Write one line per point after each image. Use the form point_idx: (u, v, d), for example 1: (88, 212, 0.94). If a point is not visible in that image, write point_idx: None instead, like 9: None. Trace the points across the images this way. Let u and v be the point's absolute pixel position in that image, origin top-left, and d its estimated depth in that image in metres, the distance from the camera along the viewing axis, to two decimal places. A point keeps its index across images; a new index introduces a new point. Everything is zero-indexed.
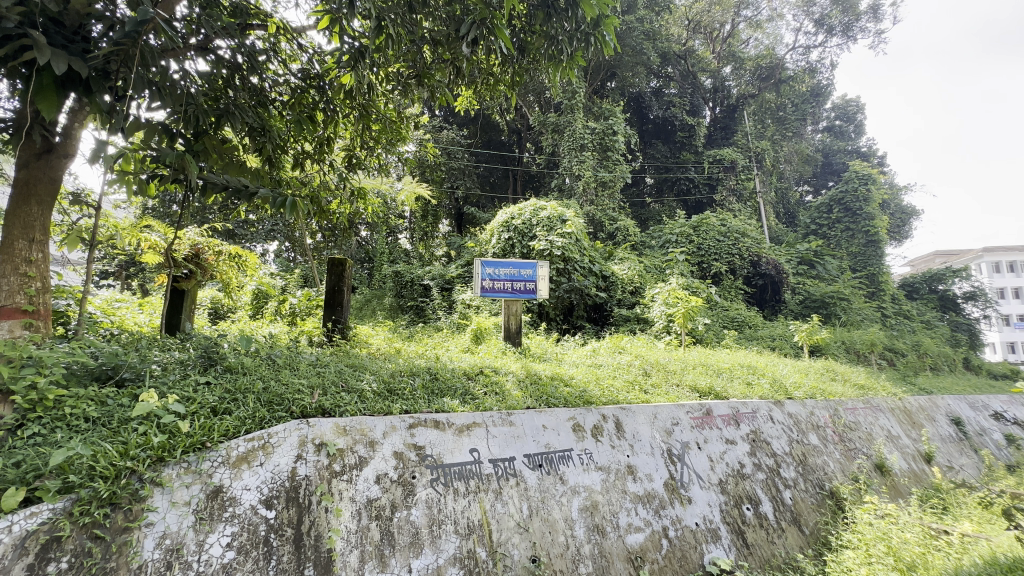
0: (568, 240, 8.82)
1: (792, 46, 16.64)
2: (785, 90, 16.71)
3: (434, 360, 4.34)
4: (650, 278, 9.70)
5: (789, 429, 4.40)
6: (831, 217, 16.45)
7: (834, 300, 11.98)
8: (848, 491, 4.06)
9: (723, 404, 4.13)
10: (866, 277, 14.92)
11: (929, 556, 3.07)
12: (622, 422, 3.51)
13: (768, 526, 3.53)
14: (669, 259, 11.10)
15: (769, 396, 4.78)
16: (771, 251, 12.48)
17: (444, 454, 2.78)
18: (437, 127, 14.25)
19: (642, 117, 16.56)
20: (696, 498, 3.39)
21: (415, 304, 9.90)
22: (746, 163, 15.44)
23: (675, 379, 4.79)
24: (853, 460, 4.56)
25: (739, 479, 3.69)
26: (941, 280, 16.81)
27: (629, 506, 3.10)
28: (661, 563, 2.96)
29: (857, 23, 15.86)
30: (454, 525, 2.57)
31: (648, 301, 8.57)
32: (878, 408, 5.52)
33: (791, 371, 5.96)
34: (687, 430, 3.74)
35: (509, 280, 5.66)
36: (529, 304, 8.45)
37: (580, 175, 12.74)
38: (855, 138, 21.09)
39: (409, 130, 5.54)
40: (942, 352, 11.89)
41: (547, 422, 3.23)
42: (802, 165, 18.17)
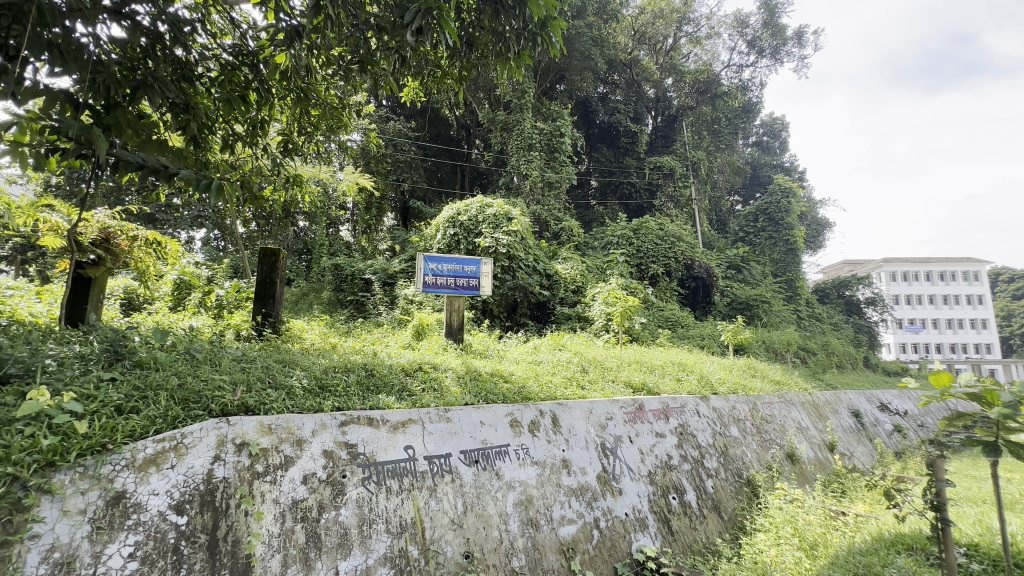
0: (513, 238, 8.87)
1: (727, 63, 17.72)
2: (720, 104, 17.74)
3: (372, 356, 4.21)
4: (592, 278, 10.00)
5: (713, 423, 4.68)
6: (757, 226, 17.68)
7: (757, 302, 12.88)
8: (762, 478, 4.40)
9: (655, 400, 4.33)
10: (785, 282, 16.21)
11: (828, 536, 3.40)
12: (558, 417, 3.59)
13: (692, 514, 3.75)
14: (610, 259, 11.47)
15: (696, 391, 5.07)
16: (703, 256, 13.24)
17: (377, 452, 2.71)
18: (383, 118, 13.85)
19: (588, 121, 16.98)
20: (626, 490, 3.53)
21: (355, 298, 9.58)
22: (684, 171, 16.32)
23: (611, 375, 4.97)
24: (767, 450, 4.94)
25: (667, 470, 3.88)
26: (847, 287, 18.41)
27: (563, 499, 3.17)
28: (591, 553, 3.06)
29: (783, 47, 17.20)
30: (386, 524, 2.51)
31: (589, 300, 8.83)
32: (791, 402, 6.01)
33: (717, 369, 6.36)
34: (620, 425, 3.89)
35: (452, 276, 5.60)
36: (472, 301, 8.42)
37: (527, 174, 12.86)
38: (779, 153, 22.81)
39: (351, 118, 5.33)
40: (846, 351, 13.16)
41: (484, 418, 3.24)
42: (733, 177, 19.41)
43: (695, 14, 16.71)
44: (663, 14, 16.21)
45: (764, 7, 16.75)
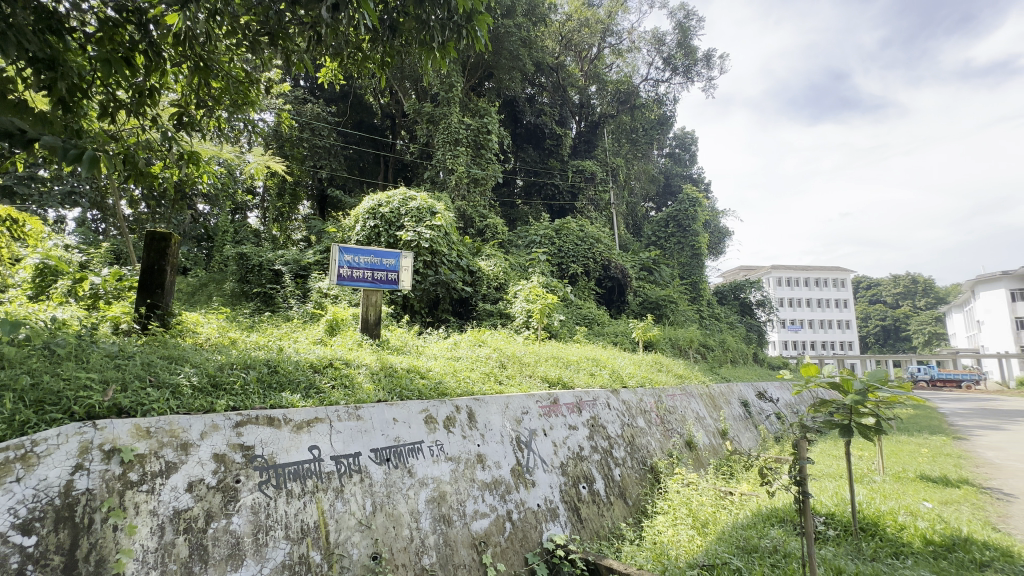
0: (436, 233, 8.72)
1: (645, 77, 18.78)
2: (638, 115, 18.76)
3: (277, 351, 3.94)
4: (514, 275, 10.15)
5: (622, 414, 4.95)
6: (668, 231, 19.00)
7: (665, 302, 13.87)
8: (663, 465, 4.75)
9: (569, 393, 4.48)
10: (690, 284, 17.61)
11: (717, 515, 3.75)
12: (474, 412, 3.58)
13: (600, 501, 3.94)
14: (533, 258, 11.69)
15: (608, 385, 5.33)
16: (619, 257, 13.97)
17: (278, 454, 2.53)
18: (300, 99, 12.96)
19: (515, 120, 17.17)
20: (539, 482, 3.62)
21: (262, 290, 8.87)
22: (603, 176, 17.11)
23: (529, 371, 5.07)
24: (669, 438, 5.33)
25: (578, 461, 4.04)
26: (742, 289, 20.34)
27: (476, 494, 3.18)
28: (503, 545, 3.10)
29: (694, 67, 18.64)
30: (285, 530, 2.36)
31: (511, 297, 8.97)
32: (691, 394, 6.54)
33: (627, 363, 6.75)
34: (535, 418, 3.98)
35: (369, 269, 5.35)
36: (392, 296, 8.16)
37: (453, 169, 12.72)
38: (689, 165, 24.69)
39: (260, 95, 4.94)
40: (739, 348, 14.60)
41: (398, 415, 3.14)
42: (648, 184, 20.67)
43: (617, 26, 17.52)
44: (588, 23, 16.76)
45: (678, 28, 18.00)
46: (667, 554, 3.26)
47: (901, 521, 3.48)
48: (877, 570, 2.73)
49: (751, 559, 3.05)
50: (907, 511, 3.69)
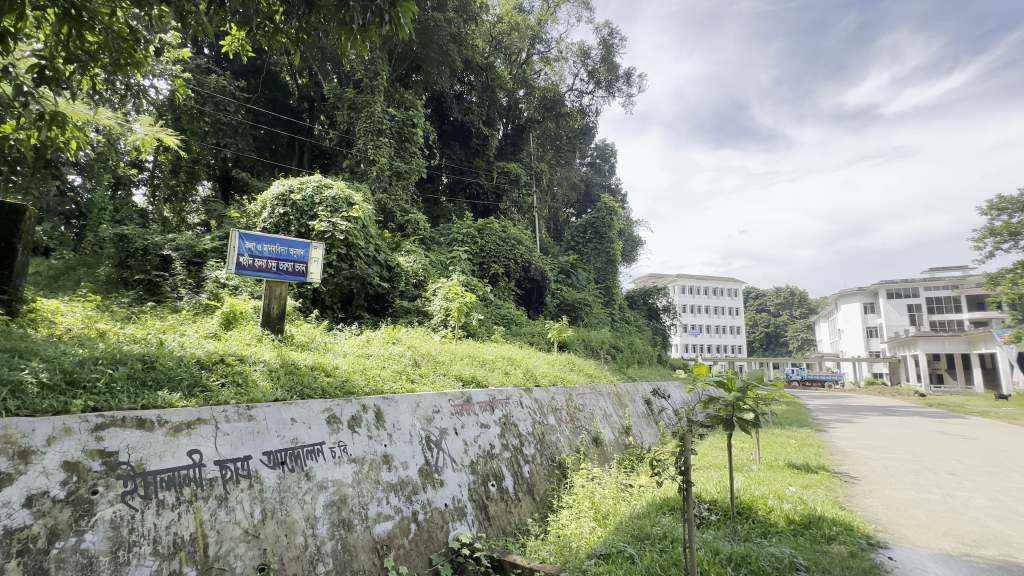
0: (353, 225, 8.30)
1: (570, 87, 19.38)
2: (562, 123, 19.20)
3: (157, 346, 3.49)
4: (434, 272, 10.00)
5: (534, 413, 5.06)
6: (586, 237, 19.78)
7: (580, 305, 14.49)
8: (571, 461, 4.93)
9: (482, 392, 4.48)
10: (604, 288, 18.55)
11: (617, 506, 3.98)
12: (382, 411, 3.45)
13: (508, 498, 3.99)
14: (454, 256, 11.58)
15: (521, 384, 5.43)
16: (539, 260, 14.30)
17: (148, 460, 2.25)
18: (202, 68, 11.71)
19: (442, 116, 16.88)
20: (448, 481, 3.58)
21: (145, 278, 7.85)
22: (527, 180, 17.44)
23: (443, 369, 5.00)
24: (577, 435, 5.56)
25: (488, 459, 4.05)
26: (651, 295, 21.76)
27: (380, 496, 3.06)
28: (407, 547, 3.02)
29: (616, 83, 19.57)
30: (153, 545, 2.10)
31: (429, 295, 8.84)
32: (600, 393, 6.86)
33: (541, 363, 6.91)
34: (447, 417, 3.93)
35: (273, 259, 4.93)
36: (301, 290, 7.65)
37: (374, 160, 12.20)
38: (608, 176, 25.97)
39: (150, 57, 4.36)
40: (645, 350, 15.62)
41: (297, 415, 2.93)
42: (570, 191, 21.40)
43: (546, 35, 17.90)
44: (517, 28, 16.97)
45: (602, 44, 18.81)
46: (569, 546, 3.39)
47: (770, 504, 3.92)
48: (749, 549, 3.04)
49: (643, 545, 3.26)
50: (775, 495, 4.17)
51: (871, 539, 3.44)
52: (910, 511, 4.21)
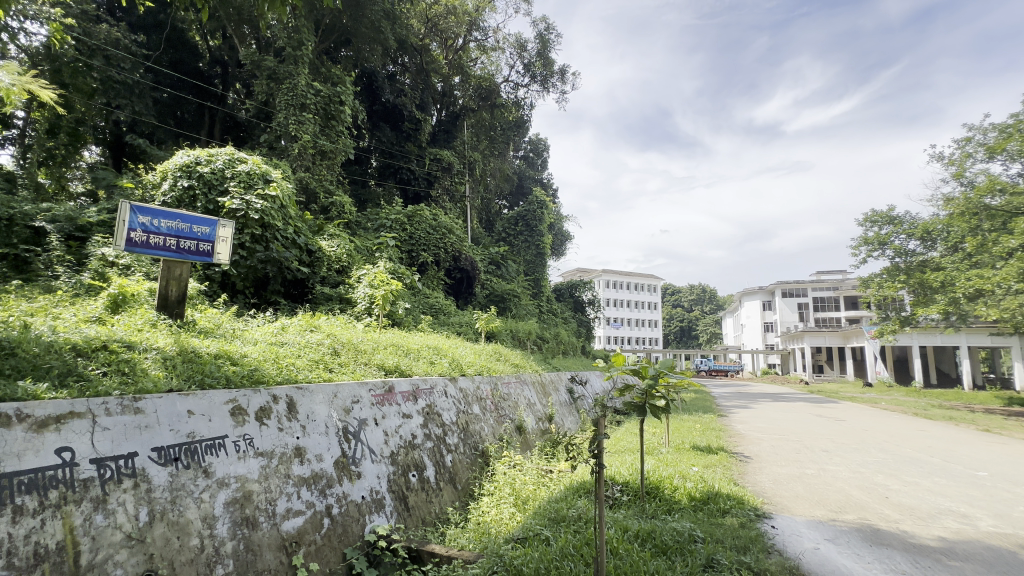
0: (270, 204, 7.67)
1: (506, 78, 19.30)
2: (497, 114, 19.09)
3: (20, 330, 3.02)
4: (359, 258, 9.60)
5: (459, 402, 5.04)
6: (517, 229, 19.96)
7: (509, 296, 14.70)
8: (493, 449, 5.00)
9: (405, 381, 4.38)
10: (532, 281, 18.92)
11: (536, 492, 4.14)
12: (295, 402, 3.26)
13: (429, 488, 3.95)
14: (381, 242, 11.18)
15: (446, 374, 5.38)
16: (470, 250, 14.23)
17: (3, 460, 1.95)
18: (90, 15, 10.21)
19: (372, 96, 16.13)
20: (366, 473, 3.46)
21: (10, 252, 6.66)
22: (460, 168, 17.22)
23: (365, 359, 4.83)
24: (501, 423, 5.63)
25: (410, 449, 3.98)
26: (577, 288, 22.53)
27: (291, 491, 2.89)
28: (318, 543, 2.88)
29: (551, 78, 19.78)
30: (7, 558, 1.83)
31: (353, 282, 8.48)
32: (525, 382, 6.98)
33: (468, 353, 6.91)
34: (366, 407, 3.79)
35: (172, 236, 4.40)
36: (207, 272, 6.98)
37: (296, 137, 11.40)
38: (540, 169, 26.35)
39: None
40: (570, 341, 16.16)
41: (195, 407, 2.67)
42: (503, 183, 21.44)
43: (484, 23, 17.67)
44: (454, 12, 16.56)
45: (539, 39, 18.92)
46: (488, 533, 3.43)
47: (675, 483, 4.24)
48: (654, 525, 3.26)
49: (559, 527, 3.39)
50: (681, 475, 4.52)
51: (758, 511, 3.83)
52: (791, 484, 4.76)
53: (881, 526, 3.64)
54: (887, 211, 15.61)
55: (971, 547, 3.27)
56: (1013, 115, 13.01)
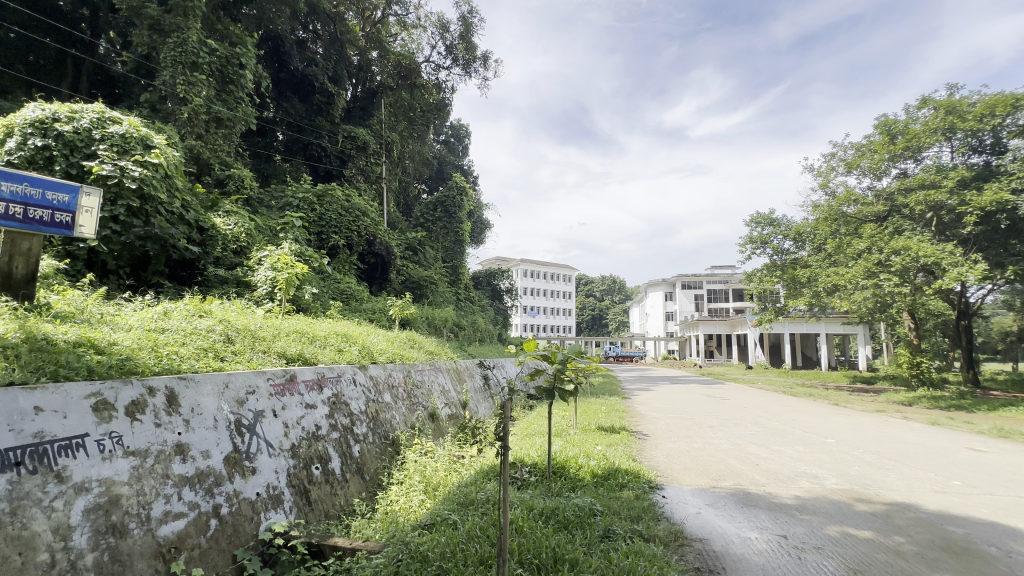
0: (151, 172, 6.68)
1: (428, 58, 18.65)
2: (417, 94, 18.29)
3: None
4: (260, 239, 8.86)
5: (369, 390, 4.87)
6: (435, 215, 19.53)
7: (426, 283, 14.44)
8: (405, 438, 4.92)
9: (310, 370, 4.13)
10: (449, 269, 18.75)
11: (447, 478, 4.19)
12: (177, 394, 2.93)
13: (333, 480, 3.78)
14: (286, 222, 10.37)
15: (356, 362, 5.16)
16: (385, 234, 13.71)
17: None
18: None
19: (278, 62, 14.79)
20: (262, 468, 3.22)
21: None
22: (377, 148, 16.44)
23: (263, 346, 4.47)
24: (414, 412, 5.55)
25: (313, 441, 3.77)
26: (495, 276, 22.70)
27: (169, 493, 2.60)
28: (203, 547, 2.63)
29: (473, 63, 19.48)
30: None
31: (253, 264, 7.82)
32: (439, 369, 6.93)
33: (380, 340, 6.68)
34: (263, 398, 3.51)
35: (20, 203, 3.58)
36: (71, 248, 5.98)
37: (186, 99, 10.11)
38: (460, 156, 26.01)
39: None
40: (486, 329, 16.30)
41: (45, 403, 2.29)
42: (422, 167, 20.87)
43: None
44: None
45: (462, 21, 18.49)
46: (395, 522, 3.37)
47: (580, 462, 4.48)
48: (558, 502, 3.42)
49: (467, 511, 3.43)
50: (586, 454, 4.77)
51: (651, 483, 4.17)
52: (681, 458, 5.24)
53: (751, 490, 4.14)
54: (769, 214, 17.57)
55: (819, 502, 3.85)
56: (866, 137, 15.25)
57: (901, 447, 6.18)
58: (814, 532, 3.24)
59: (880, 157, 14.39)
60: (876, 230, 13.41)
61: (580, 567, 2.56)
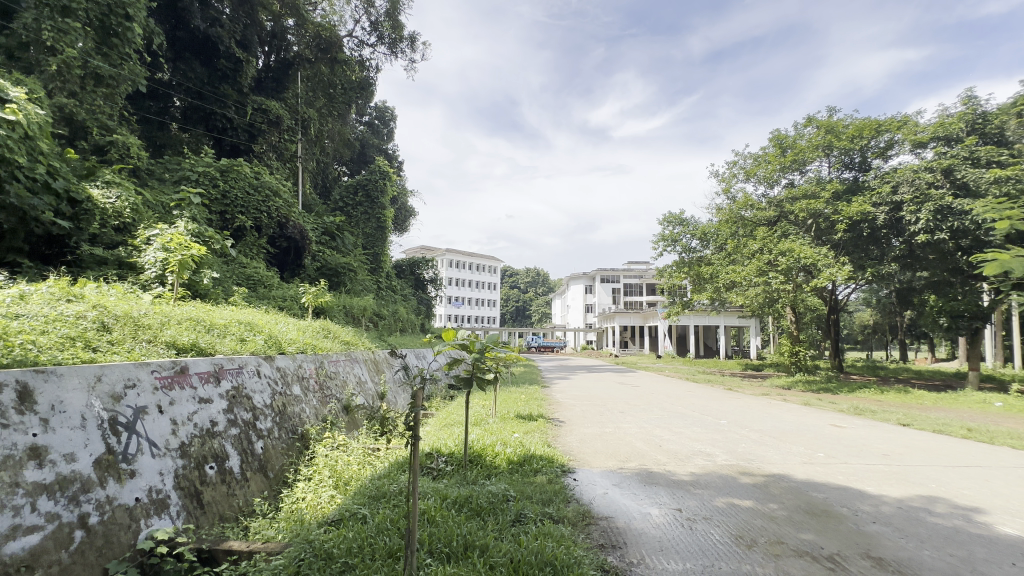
0: (11, 131, 5.48)
1: (350, 32, 17.64)
2: (339, 70, 17.16)
3: None
4: (149, 215, 7.89)
5: (275, 382, 4.54)
6: (355, 199, 18.61)
7: (344, 270, 13.82)
8: (315, 431, 4.67)
9: (204, 361, 3.76)
10: (370, 256, 18.03)
11: (360, 471, 4.07)
12: (33, 389, 2.52)
13: (230, 480, 3.48)
14: (182, 197, 9.36)
15: (261, 352, 4.79)
16: (299, 216, 12.86)
17: None
18: None
19: (175, 18, 12.91)
20: (144, 470, 2.88)
21: None
22: (292, 124, 15.28)
23: (148, 335, 3.99)
24: (326, 404, 5.28)
25: (207, 438, 3.44)
26: (419, 266, 22.22)
27: (20, 504, 2.24)
28: (64, 563, 2.30)
29: (400, 43, 18.74)
30: None
31: (140, 243, 6.93)
32: (356, 359, 6.65)
33: (289, 329, 6.26)
34: (146, 393, 3.14)
35: None
36: None
37: (55, 49, 8.54)
38: (385, 139, 25.05)
39: None
40: (408, 319, 15.93)
41: None
42: (343, 148, 19.77)
43: None
44: None
45: None
46: (300, 519, 3.20)
47: (496, 450, 4.54)
48: (472, 490, 3.44)
49: (378, 504, 3.35)
50: (503, 442, 4.84)
51: (564, 467, 4.34)
52: (593, 442, 5.49)
53: (654, 469, 4.46)
54: (679, 215, 18.88)
55: (710, 477, 4.24)
56: (762, 148, 16.89)
57: (780, 426, 7.00)
58: (704, 504, 3.57)
59: (773, 168, 16.04)
60: (768, 234, 14.96)
61: (490, 552, 2.60)
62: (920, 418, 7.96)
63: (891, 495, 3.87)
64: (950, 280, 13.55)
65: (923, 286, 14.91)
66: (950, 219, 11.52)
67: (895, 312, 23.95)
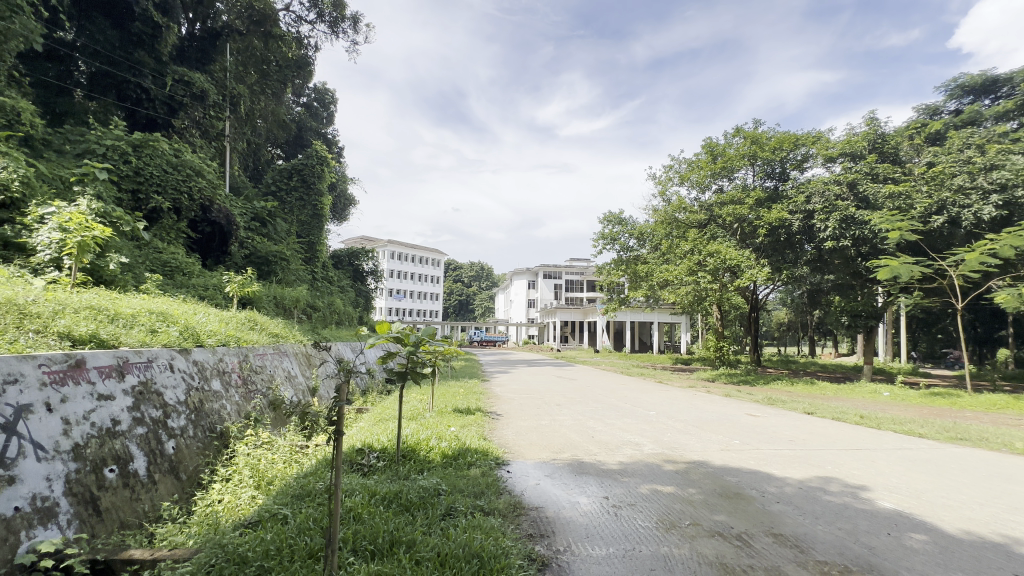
0: None
1: (286, 6, 16.63)
2: (273, 46, 16.01)
3: None
4: (44, 191, 7.00)
5: (190, 377, 4.20)
6: (290, 184, 17.56)
7: (275, 259, 13.12)
8: (236, 429, 4.38)
9: (105, 354, 3.39)
10: (305, 244, 17.16)
11: (284, 470, 3.87)
12: None
13: (135, 484, 3.18)
14: (86, 170, 8.42)
15: (175, 345, 4.41)
16: (224, 200, 11.95)
17: None
18: None
19: None
20: (26, 475, 2.56)
21: None
22: (219, 100, 14.15)
23: (36, 325, 3.54)
24: (250, 400, 4.96)
25: (107, 439, 3.13)
26: (358, 257, 21.46)
27: None
28: None
29: (342, 23, 17.88)
30: None
31: (31, 222, 6.11)
32: (285, 353, 6.32)
33: (210, 320, 5.82)
34: (31, 390, 2.79)
35: None
36: None
37: None
38: (324, 123, 23.89)
39: None
40: (344, 312, 15.35)
41: None
42: (277, 130, 18.60)
43: None
44: None
45: None
46: (215, 523, 3.00)
47: (431, 444, 4.48)
48: (403, 486, 3.37)
49: (302, 503, 3.21)
50: (438, 437, 4.79)
51: (498, 460, 4.36)
52: (528, 435, 5.57)
53: (585, 459, 4.60)
54: (619, 214, 19.53)
55: (637, 466, 4.44)
56: (696, 155, 17.83)
57: (702, 416, 7.47)
58: (630, 492, 3.73)
59: (704, 174, 17.01)
60: (698, 236, 15.87)
61: (416, 547, 2.57)
62: (822, 407, 8.79)
63: (793, 476, 4.25)
64: (852, 284, 14.98)
65: (830, 288, 16.42)
66: (853, 228, 12.67)
67: (806, 312, 26.26)
